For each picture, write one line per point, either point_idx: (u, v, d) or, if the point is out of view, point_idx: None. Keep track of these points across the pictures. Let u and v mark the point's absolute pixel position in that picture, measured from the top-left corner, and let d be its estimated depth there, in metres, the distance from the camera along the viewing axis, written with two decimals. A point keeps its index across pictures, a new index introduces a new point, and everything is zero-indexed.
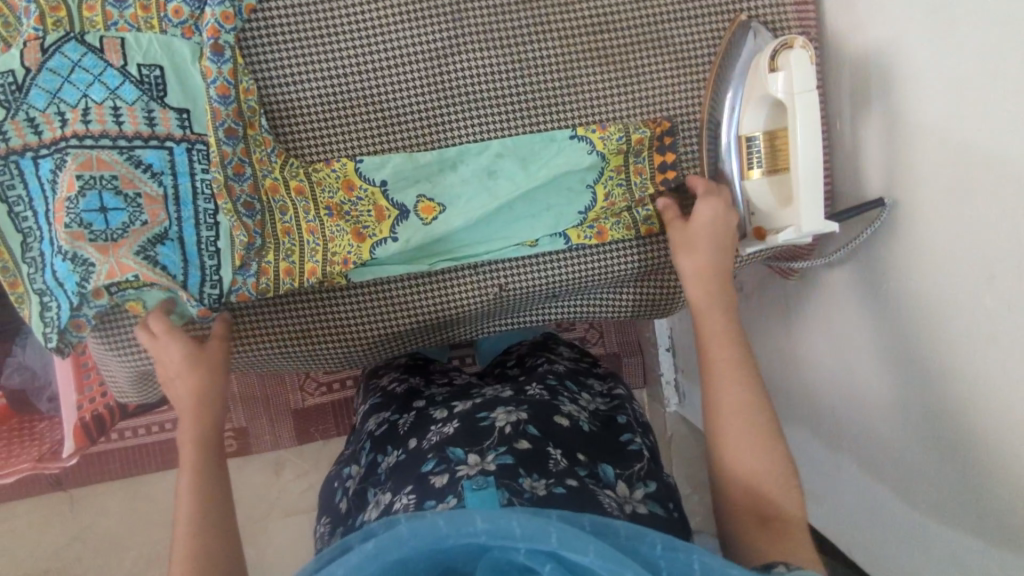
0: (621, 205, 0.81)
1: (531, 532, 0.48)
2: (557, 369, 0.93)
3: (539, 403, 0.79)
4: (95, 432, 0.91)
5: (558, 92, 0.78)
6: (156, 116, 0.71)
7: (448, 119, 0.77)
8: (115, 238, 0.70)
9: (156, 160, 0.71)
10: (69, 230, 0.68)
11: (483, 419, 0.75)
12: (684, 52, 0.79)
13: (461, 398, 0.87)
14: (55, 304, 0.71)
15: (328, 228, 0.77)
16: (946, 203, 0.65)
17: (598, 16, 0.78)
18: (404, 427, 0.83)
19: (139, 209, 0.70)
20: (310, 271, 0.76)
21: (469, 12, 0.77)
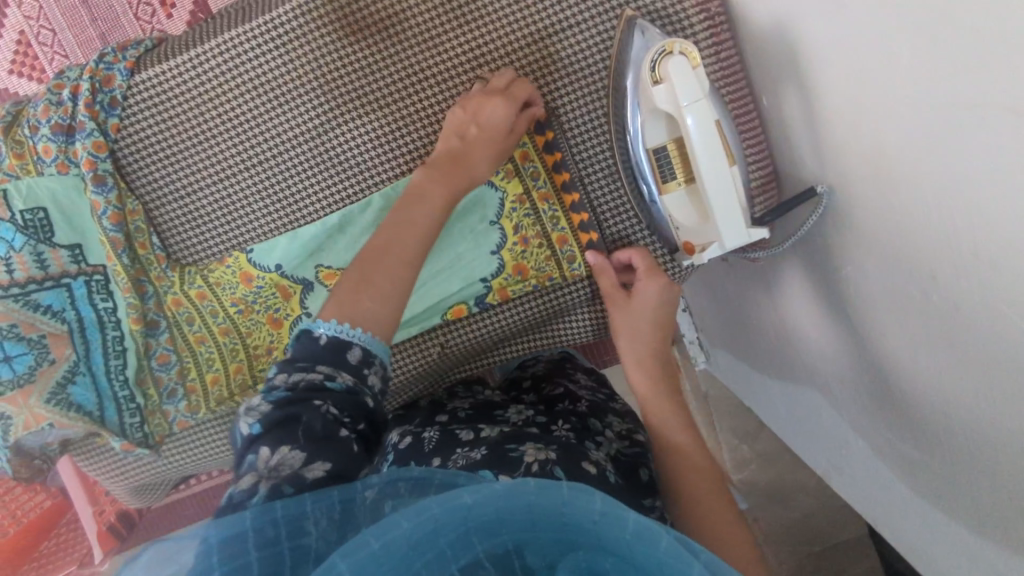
0: (534, 236, 0.76)
1: (611, 518, 0.39)
2: (580, 409, 0.77)
3: (571, 445, 0.67)
4: (123, 531, 0.99)
5: (436, 139, 0.74)
6: (47, 257, 0.71)
7: (327, 194, 0.75)
8: (24, 383, 0.69)
9: (55, 299, 0.71)
10: (4, 395, 0.69)
11: (513, 450, 0.64)
12: (571, 66, 0.72)
13: (487, 421, 0.73)
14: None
15: (241, 325, 0.77)
16: (870, 203, 0.58)
17: (474, 48, 0.72)
18: (429, 444, 0.69)
19: (45, 348, 0.70)
20: (237, 370, 0.77)
21: (334, 77, 0.72)
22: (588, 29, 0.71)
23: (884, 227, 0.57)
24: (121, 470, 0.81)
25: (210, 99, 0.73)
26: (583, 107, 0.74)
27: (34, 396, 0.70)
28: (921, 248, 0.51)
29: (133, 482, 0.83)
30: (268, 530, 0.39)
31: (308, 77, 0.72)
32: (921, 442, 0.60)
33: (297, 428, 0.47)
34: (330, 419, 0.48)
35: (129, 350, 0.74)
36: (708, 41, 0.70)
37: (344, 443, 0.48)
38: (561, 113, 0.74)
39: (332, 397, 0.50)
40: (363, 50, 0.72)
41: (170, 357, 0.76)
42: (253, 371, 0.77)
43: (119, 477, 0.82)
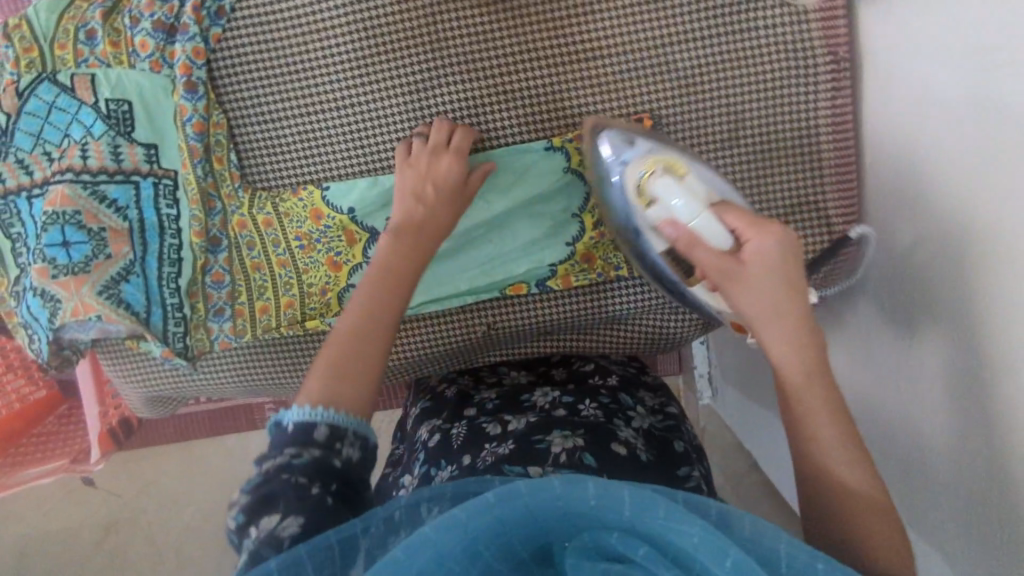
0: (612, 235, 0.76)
1: (607, 500, 0.41)
2: (610, 382, 0.77)
3: (597, 424, 0.67)
4: (121, 436, 0.98)
5: (531, 119, 0.73)
6: (123, 151, 0.70)
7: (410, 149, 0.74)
8: (78, 272, 0.68)
9: (121, 194, 0.70)
10: (56, 280, 0.68)
11: (541, 442, 0.64)
12: (682, 78, 0.70)
13: (514, 411, 0.72)
14: (36, 337, 0.71)
15: (300, 259, 0.76)
16: (950, 289, 0.54)
17: (590, 38, 0.71)
18: (457, 440, 0.69)
19: (103, 242, 0.69)
20: (287, 305, 0.76)
21: (445, 36, 0.71)
22: (711, 46, 0.69)
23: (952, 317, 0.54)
24: (145, 376, 0.80)
25: (317, 29, 0.71)
26: (683, 121, 0.71)
27: (87, 286, 0.68)
28: (985, 346, 0.50)
29: (153, 392, 0.82)
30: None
31: (420, 30, 0.71)
32: (935, 528, 0.60)
33: (276, 503, 0.47)
34: (300, 484, 0.47)
35: (185, 261, 0.73)
36: (829, 85, 0.68)
37: (317, 498, 0.47)
38: (665, 125, 0.72)
39: (301, 468, 0.48)
40: (481, 15, 0.71)
41: (224, 277, 0.75)
42: (303, 308, 0.76)
43: (139, 384, 0.81)
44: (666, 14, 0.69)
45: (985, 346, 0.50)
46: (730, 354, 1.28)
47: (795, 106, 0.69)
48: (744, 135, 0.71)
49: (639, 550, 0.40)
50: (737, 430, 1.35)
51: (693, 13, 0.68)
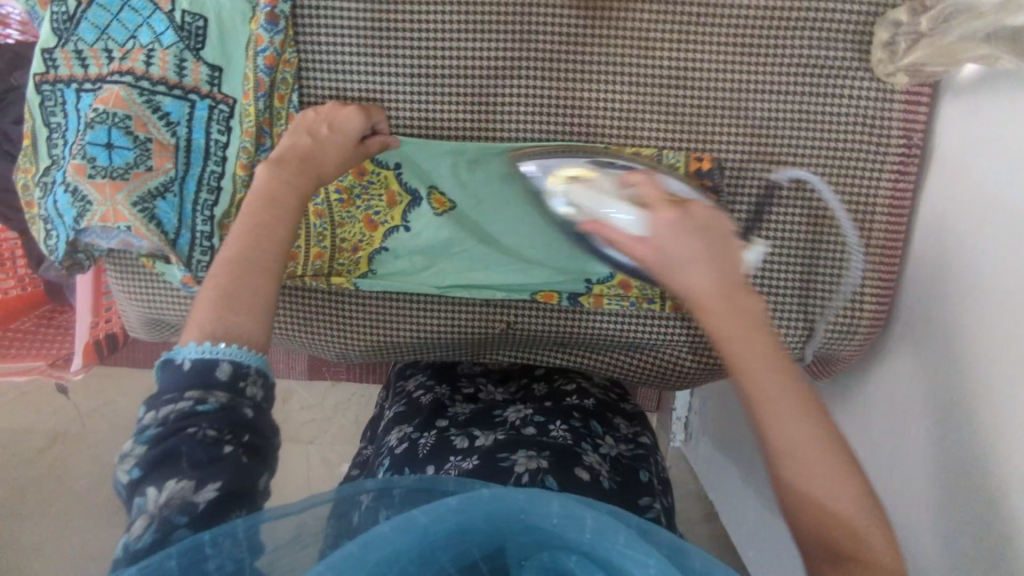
0: None
1: (569, 521, 0.42)
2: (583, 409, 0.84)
3: (563, 448, 0.72)
4: (103, 350, 0.95)
5: (597, 127, 0.71)
6: (187, 67, 0.68)
7: (471, 131, 0.72)
8: (116, 177, 0.66)
9: (175, 109, 0.68)
10: (92, 181, 0.65)
11: (505, 460, 0.69)
12: (760, 127, 0.68)
13: (484, 424, 0.79)
14: (54, 233, 0.68)
15: (338, 213, 0.74)
16: (992, 394, 0.54)
17: (681, 65, 0.68)
18: (425, 449, 0.75)
19: (147, 153, 0.67)
20: (317, 255, 0.74)
21: (535, 29, 0.69)
22: (794, 102, 0.67)
23: (993, 421, 0.53)
24: (152, 295, 0.78)
25: None
26: (750, 167, 0.70)
27: (122, 194, 0.66)
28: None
29: (155, 313, 0.80)
30: (223, 545, 0.39)
31: (513, 16, 0.69)
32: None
33: (178, 460, 0.44)
34: (209, 442, 0.45)
35: (225, 190, 0.71)
36: (895, 167, 0.67)
37: (231, 458, 0.45)
38: (725, 168, 0.70)
39: (208, 419, 0.45)
40: (577, 18, 0.68)
41: None
42: (331, 262, 0.75)
43: (144, 304, 0.79)
44: (758, 59, 0.67)
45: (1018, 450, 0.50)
46: (713, 403, 1.29)
47: (860, 182, 0.68)
48: (801, 197, 0.69)
49: None
50: (704, 477, 1.35)
51: (786, 65, 0.66)
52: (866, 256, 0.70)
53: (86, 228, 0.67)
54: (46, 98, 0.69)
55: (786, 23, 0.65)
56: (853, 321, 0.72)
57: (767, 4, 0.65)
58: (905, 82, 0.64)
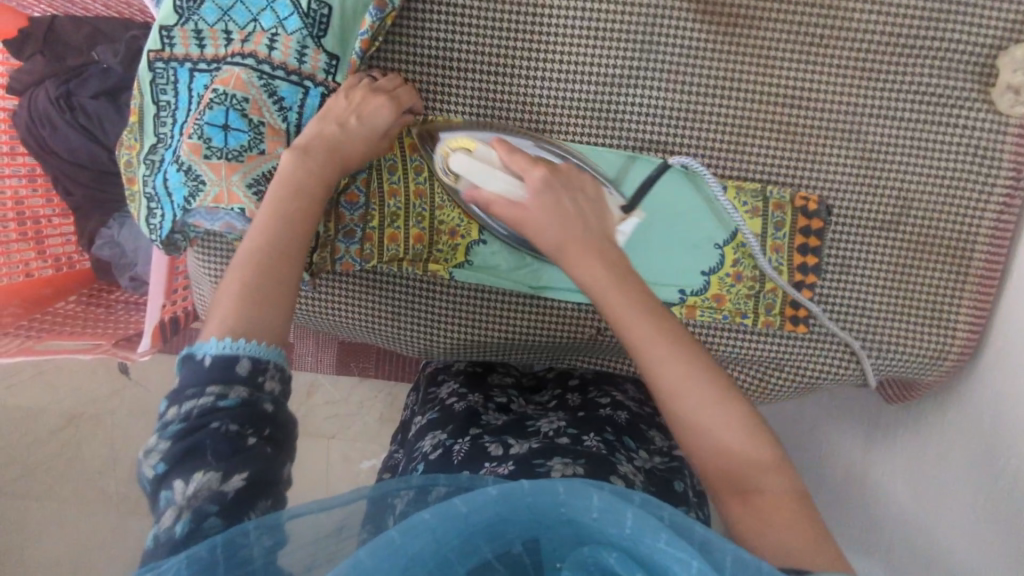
0: (751, 281, 0.74)
1: (608, 515, 0.41)
2: (618, 421, 0.84)
3: (599, 455, 0.72)
4: (168, 333, 0.93)
5: (707, 139, 0.71)
6: (307, 54, 0.67)
7: (577, 133, 0.72)
8: (230, 159, 0.66)
9: (290, 94, 0.68)
10: (208, 161, 0.65)
11: (541, 467, 0.69)
12: (870, 150, 0.69)
13: (516, 433, 0.78)
14: (160, 212, 0.68)
15: (438, 195, 0.74)
16: None
17: (799, 83, 0.69)
18: (459, 455, 0.75)
19: (260, 137, 0.67)
20: (415, 237, 0.75)
21: (656, 38, 0.69)
22: (907, 128, 0.68)
23: None
24: None
25: None
26: (856, 188, 0.70)
27: (237, 175, 0.66)
28: None
29: None
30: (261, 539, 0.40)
31: (636, 24, 0.69)
32: None
33: (205, 453, 0.45)
34: (231, 436, 0.45)
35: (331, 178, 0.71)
36: (1001, 200, 0.69)
37: (255, 451, 0.46)
38: (831, 189, 0.71)
39: (227, 415, 0.46)
40: (700, 31, 0.69)
41: (359, 199, 0.73)
42: (431, 246, 0.75)
43: None
44: (876, 85, 0.68)
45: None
46: None
47: (965, 212, 0.69)
48: (904, 223, 0.70)
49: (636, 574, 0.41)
50: None
51: (903, 93, 0.68)
52: (963, 283, 0.71)
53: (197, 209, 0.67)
54: (157, 75, 0.68)
55: (908, 51, 0.66)
56: (943, 344, 0.73)
57: (892, 29, 0.66)
58: (1022, 114, 0.66)
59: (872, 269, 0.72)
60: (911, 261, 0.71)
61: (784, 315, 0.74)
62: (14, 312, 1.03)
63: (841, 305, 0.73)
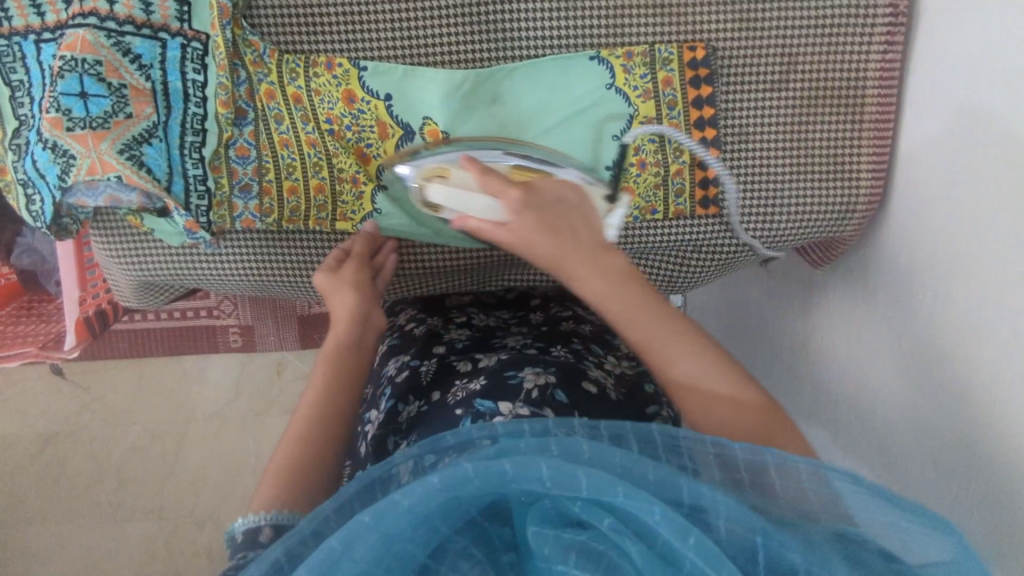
0: (655, 171, 0.73)
1: (563, 481, 0.45)
2: (580, 333, 1.07)
3: (567, 364, 0.93)
4: (96, 328, 0.92)
5: (585, 25, 0.69)
6: (153, 3, 0.65)
7: (454, 41, 0.70)
8: (96, 127, 0.63)
9: (146, 50, 0.65)
10: (71, 133, 0.63)
11: (510, 380, 0.87)
12: (747, 8, 0.68)
13: (483, 351, 1.01)
14: (38, 196, 0.65)
15: (330, 142, 0.72)
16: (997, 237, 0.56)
17: None
18: (430, 375, 0.97)
19: (124, 100, 0.64)
20: (317, 189, 0.73)
21: None
22: None
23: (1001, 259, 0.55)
24: (143, 257, 0.75)
25: None
26: (740, 51, 0.69)
27: (107, 142, 0.63)
28: None
29: (146, 276, 0.77)
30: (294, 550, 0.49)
31: None
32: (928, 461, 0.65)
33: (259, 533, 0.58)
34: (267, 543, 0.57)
35: (210, 132, 0.68)
36: (883, 38, 0.68)
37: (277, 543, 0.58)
38: (718, 57, 0.69)
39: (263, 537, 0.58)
40: None
41: (250, 152, 0.70)
42: (334, 197, 0.74)
43: (135, 268, 0.76)
44: None
45: (977, 340, 0.58)
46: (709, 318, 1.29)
47: (851, 58, 0.69)
48: (793, 79, 0.70)
49: (606, 522, 0.45)
50: (705, 394, 1.37)
51: None
52: (860, 131, 0.71)
53: (74, 185, 0.64)
54: (3, 54, 0.65)
55: None
56: (851, 198, 0.73)
57: None
58: None
59: (769, 134, 0.72)
60: (805, 116, 0.71)
61: (694, 199, 0.74)
62: None
63: (748, 180, 0.73)
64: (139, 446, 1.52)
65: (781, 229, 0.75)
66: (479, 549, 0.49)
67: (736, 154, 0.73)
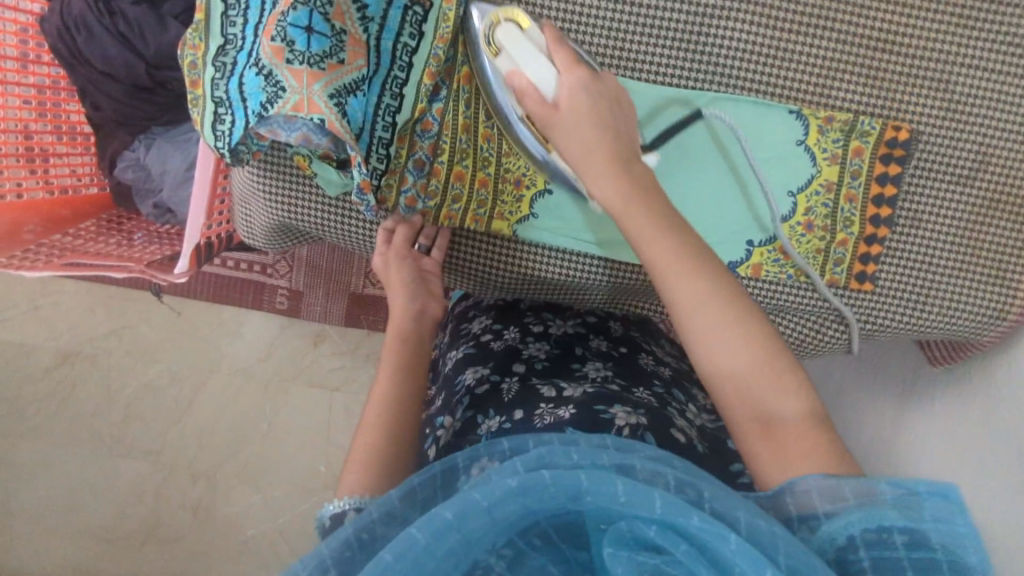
0: (820, 236, 0.73)
1: (637, 498, 0.42)
2: (662, 374, 0.81)
3: (655, 409, 0.70)
4: (202, 258, 0.90)
5: (793, 78, 0.69)
6: None
7: (663, 64, 0.70)
8: (312, 65, 0.62)
9: (374, 2, 0.66)
10: (290, 66, 0.61)
11: (603, 413, 0.67)
12: (955, 101, 0.69)
13: (565, 376, 0.75)
14: (229, 118, 0.64)
15: (506, 142, 0.73)
16: None
17: (891, 28, 0.68)
18: (509, 393, 0.73)
19: (341, 45, 0.63)
20: (480, 182, 0.74)
21: None
22: (993, 81, 0.68)
23: None
24: (292, 201, 0.74)
25: None
26: (937, 139, 0.70)
27: (319, 84, 0.62)
28: None
29: (285, 220, 0.76)
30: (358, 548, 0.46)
31: None
32: None
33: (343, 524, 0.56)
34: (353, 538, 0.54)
35: (406, 98, 0.69)
36: None
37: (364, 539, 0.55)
38: (919, 142, 0.70)
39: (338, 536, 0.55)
40: None
41: (433, 128, 0.71)
42: (495, 193, 0.74)
43: (278, 210, 0.75)
44: (965, 34, 0.67)
45: None
46: None
47: None
48: (980, 177, 0.70)
49: (680, 546, 0.42)
50: None
51: (995, 43, 0.68)
52: None
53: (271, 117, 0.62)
54: None
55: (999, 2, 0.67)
56: (1004, 303, 0.73)
57: None
58: None
59: (942, 223, 0.72)
60: (982, 215, 0.71)
61: (851, 270, 0.73)
62: (35, 231, 0.98)
63: (910, 264, 0.73)
64: (157, 385, 1.41)
65: (933, 318, 0.74)
66: (557, 568, 0.47)
67: (904, 235, 0.72)
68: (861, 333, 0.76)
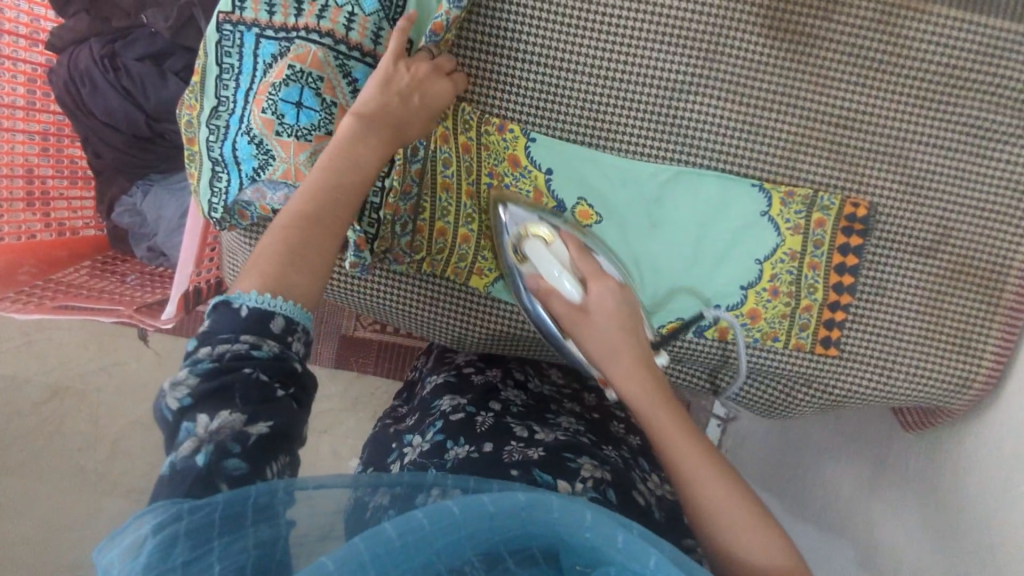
0: (785, 301, 0.75)
1: (600, 530, 0.43)
2: (633, 442, 0.79)
3: (621, 469, 0.68)
4: (191, 303, 0.92)
5: (759, 151, 0.73)
6: (383, 36, 0.69)
7: (635, 136, 0.73)
8: (300, 136, 0.67)
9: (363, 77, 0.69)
10: (279, 138, 0.67)
11: (571, 460, 0.66)
12: (916, 178, 0.72)
13: (538, 421, 0.74)
14: (225, 177, 0.70)
15: (485, 197, 0.76)
16: None
17: (854, 108, 0.71)
18: (482, 426, 0.71)
19: (330, 118, 0.68)
20: (462, 237, 0.77)
21: (726, 56, 0.71)
22: (953, 160, 0.71)
23: None
24: None
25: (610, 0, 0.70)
26: (898, 212, 0.73)
27: (305, 154, 0.68)
28: None
29: None
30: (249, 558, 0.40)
31: (705, 38, 0.71)
32: None
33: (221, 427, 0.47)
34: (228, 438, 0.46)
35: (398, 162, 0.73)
36: None
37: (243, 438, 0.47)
38: (878, 216, 0.73)
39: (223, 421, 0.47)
40: (767, 50, 0.70)
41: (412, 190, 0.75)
42: (476, 248, 0.77)
43: (258, 265, 0.77)
44: (925, 115, 0.70)
45: None
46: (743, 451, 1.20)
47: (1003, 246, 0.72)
48: (943, 251, 0.73)
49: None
50: None
51: (951, 125, 0.71)
52: (994, 316, 0.73)
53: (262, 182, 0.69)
54: (224, 38, 0.68)
55: (960, 86, 0.70)
56: (969, 373, 0.74)
57: (950, 66, 0.69)
58: None
59: (905, 292, 0.74)
60: (944, 287, 0.73)
61: (816, 336, 0.75)
62: (30, 272, 1.00)
63: (875, 331, 0.75)
64: (143, 421, 1.40)
65: (895, 386, 0.76)
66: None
67: (869, 304, 0.75)
68: (827, 402, 0.78)
